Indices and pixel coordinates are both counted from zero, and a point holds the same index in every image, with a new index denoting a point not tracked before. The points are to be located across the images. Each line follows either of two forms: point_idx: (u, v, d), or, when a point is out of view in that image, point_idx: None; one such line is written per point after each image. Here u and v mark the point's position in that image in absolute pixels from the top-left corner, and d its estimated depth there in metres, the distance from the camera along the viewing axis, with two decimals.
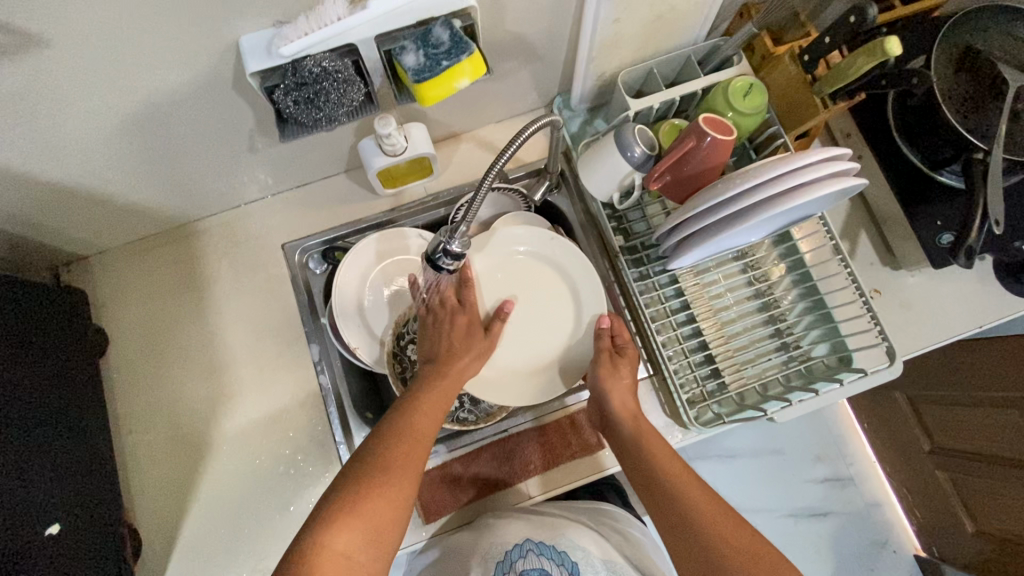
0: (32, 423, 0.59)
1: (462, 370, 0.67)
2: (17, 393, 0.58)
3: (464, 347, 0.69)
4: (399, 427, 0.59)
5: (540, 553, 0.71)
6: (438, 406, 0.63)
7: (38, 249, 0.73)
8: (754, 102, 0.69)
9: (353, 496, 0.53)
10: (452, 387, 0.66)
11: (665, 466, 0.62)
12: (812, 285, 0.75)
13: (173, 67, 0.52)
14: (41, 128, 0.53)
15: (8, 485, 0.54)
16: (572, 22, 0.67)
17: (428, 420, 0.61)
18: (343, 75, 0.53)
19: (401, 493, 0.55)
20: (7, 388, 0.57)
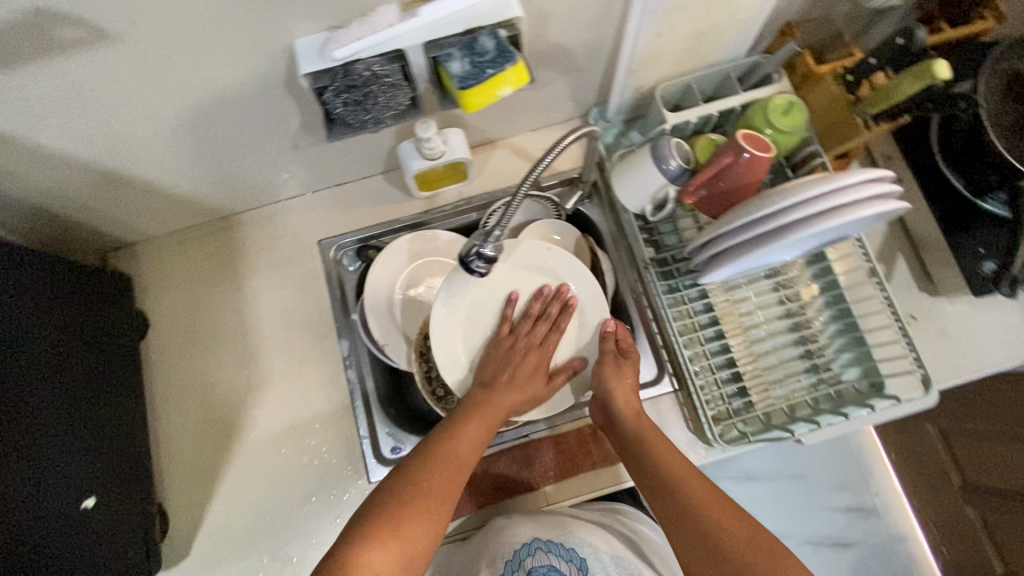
0: (75, 400, 0.62)
1: (508, 404, 0.68)
2: (62, 370, 0.61)
3: (523, 385, 0.69)
4: (436, 450, 0.60)
5: (549, 551, 0.70)
6: (480, 430, 0.63)
7: (89, 233, 0.77)
8: (795, 120, 0.69)
9: (388, 512, 0.54)
10: (498, 415, 0.66)
11: (667, 462, 0.62)
12: (847, 307, 0.75)
13: (230, 66, 0.54)
14: (104, 118, 0.56)
15: (50, 457, 0.57)
16: (613, 35, 0.68)
17: (472, 443, 0.62)
18: (391, 79, 0.55)
19: (435, 516, 0.55)
20: (53, 365, 0.60)
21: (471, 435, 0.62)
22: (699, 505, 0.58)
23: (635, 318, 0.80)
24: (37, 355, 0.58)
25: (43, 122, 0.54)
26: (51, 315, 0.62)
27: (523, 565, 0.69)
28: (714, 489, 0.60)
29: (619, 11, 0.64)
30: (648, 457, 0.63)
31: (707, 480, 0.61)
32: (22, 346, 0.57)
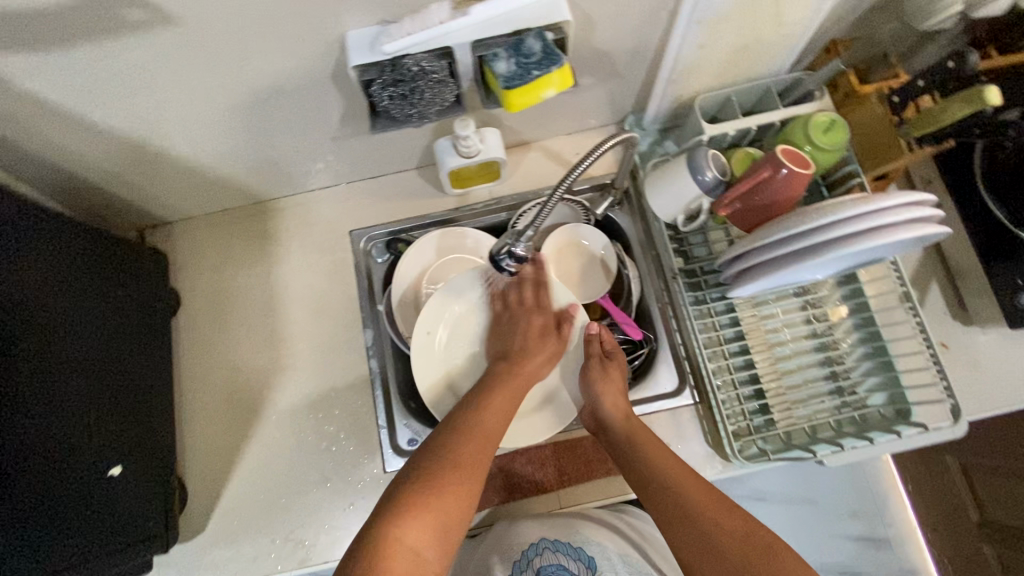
0: (107, 370, 0.64)
1: (530, 369, 0.69)
2: (96, 340, 0.63)
3: (540, 348, 0.71)
4: (461, 425, 0.59)
5: (557, 551, 0.69)
6: (501, 410, 0.63)
7: (130, 209, 0.79)
8: (836, 138, 0.68)
9: (418, 487, 0.52)
10: (522, 386, 0.67)
11: (661, 462, 0.61)
12: (875, 330, 0.74)
13: (282, 55, 0.56)
14: (158, 98, 0.58)
15: (81, 423, 0.59)
16: (656, 44, 0.68)
17: (495, 421, 0.61)
18: (438, 75, 0.56)
19: (468, 492, 0.54)
20: (89, 336, 0.62)
21: (494, 414, 0.62)
22: (693, 505, 0.57)
23: (659, 328, 0.80)
24: (77, 325, 0.60)
25: (99, 99, 0.56)
26: (91, 286, 0.64)
27: (531, 565, 0.68)
28: (710, 488, 0.58)
29: (664, 20, 0.64)
30: (642, 460, 0.62)
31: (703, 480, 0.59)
32: (64, 315, 0.59)
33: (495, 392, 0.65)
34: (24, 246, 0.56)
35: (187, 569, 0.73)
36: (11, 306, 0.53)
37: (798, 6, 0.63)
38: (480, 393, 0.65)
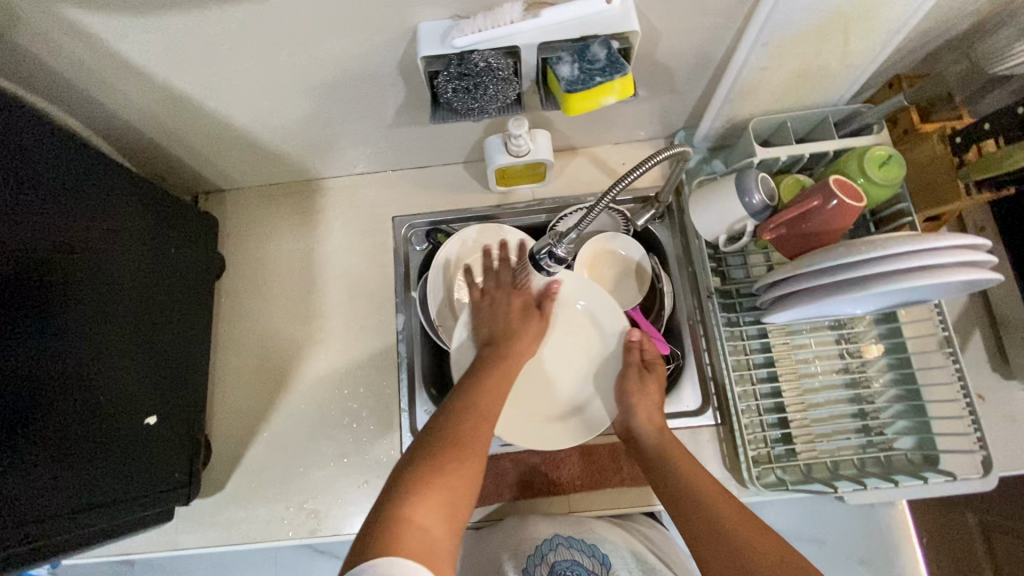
0: (155, 326, 0.68)
1: (519, 348, 0.70)
2: (147, 292, 0.67)
3: (530, 330, 0.72)
4: (464, 406, 0.60)
5: (571, 546, 0.70)
6: (496, 404, 0.62)
7: (188, 173, 0.83)
8: (891, 173, 0.67)
9: (426, 466, 0.52)
10: (516, 361, 0.68)
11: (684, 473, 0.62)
12: (910, 372, 0.73)
13: (355, 40, 0.58)
14: (233, 71, 0.61)
15: (125, 370, 0.62)
16: (717, 62, 0.68)
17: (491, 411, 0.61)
18: (503, 73, 0.58)
19: (470, 471, 0.54)
20: (141, 286, 0.66)
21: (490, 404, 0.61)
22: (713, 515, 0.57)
23: (687, 344, 0.80)
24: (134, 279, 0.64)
25: (179, 65, 0.59)
26: (147, 240, 0.68)
27: (545, 560, 0.68)
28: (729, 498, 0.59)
29: (729, 40, 0.64)
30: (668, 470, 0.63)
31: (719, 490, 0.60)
32: (122, 269, 0.63)
33: (489, 385, 0.63)
34: (92, 199, 0.59)
35: (203, 523, 0.75)
36: (76, 254, 0.56)
37: (868, 36, 0.62)
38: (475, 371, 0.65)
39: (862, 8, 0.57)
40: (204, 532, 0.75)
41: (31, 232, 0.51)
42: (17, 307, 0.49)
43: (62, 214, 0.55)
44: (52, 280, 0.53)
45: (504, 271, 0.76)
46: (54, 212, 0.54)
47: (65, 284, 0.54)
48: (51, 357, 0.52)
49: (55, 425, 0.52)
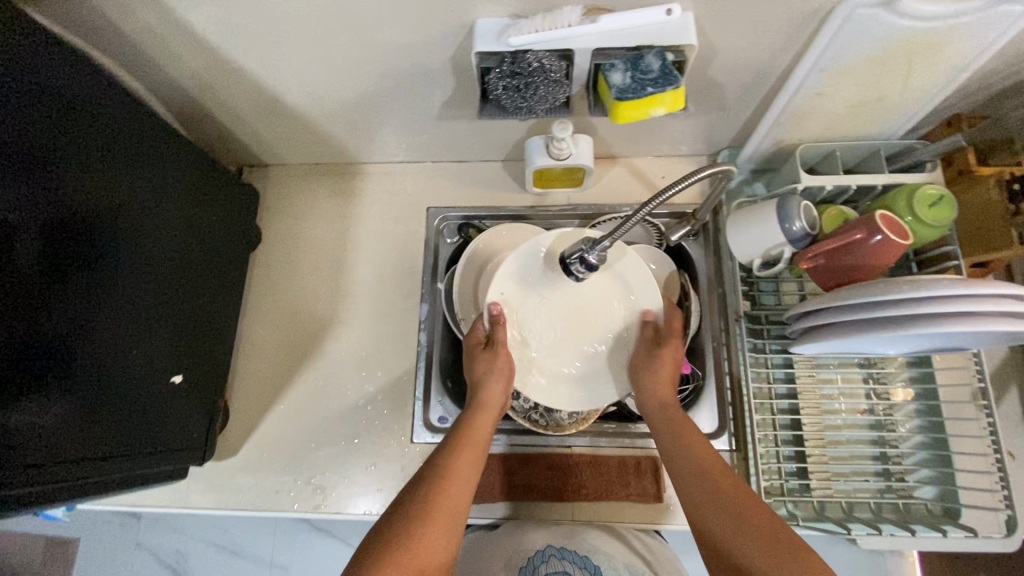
0: (188, 299, 0.70)
1: (488, 395, 0.67)
2: (183, 259, 0.69)
3: (498, 373, 0.68)
4: (434, 470, 0.60)
5: (563, 558, 0.68)
6: (469, 469, 0.61)
7: (236, 145, 0.85)
8: (941, 214, 0.65)
9: (391, 546, 0.52)
10: (491, 415, 0.68)
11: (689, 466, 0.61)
12: (939, 421, 0.70)
13: (413, 30, 0.59)
14: (294, 49, 0.63)
15: (155, 333, 0.64)
16: (770, 84, 0.67)
17: (463, 475, 0.60)
18: (555, 76, 0.58)
19: (436, 547, 0.54)
20: (179, 255, 0.68)
21: (462, 469, 0.60)
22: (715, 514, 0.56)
23: (709, 366, 0.79)
24: (176, 246, 0.67)
25: (241, 40, 0.61)
26: (188, 209, 0.70)
27: (536, 572, 0.67)
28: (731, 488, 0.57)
29: (784, 63, 0.63)
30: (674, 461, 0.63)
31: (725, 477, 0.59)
32: (167, 233, 0.65)
33: (461, 446, 0.63)
34: (146, 164, 0.62)
35: (213, 486, 0.77)
36: (123, 216, 0.58)
37: (930, 70, 0.61)
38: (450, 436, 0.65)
39: (927, 41, 0.56)
40: (214, 495, 0.77)
41: (84, 190, 0.54)
42: (64, 260, 0.51)
43: (111, 177, 0.57)
44: (99, 236, 0.55)
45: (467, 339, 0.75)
46: (109, 172, 0.57)
47: (111, 243, 0.57)
48: (90, 314, 0.55)
49: (90, 375, 0.55)
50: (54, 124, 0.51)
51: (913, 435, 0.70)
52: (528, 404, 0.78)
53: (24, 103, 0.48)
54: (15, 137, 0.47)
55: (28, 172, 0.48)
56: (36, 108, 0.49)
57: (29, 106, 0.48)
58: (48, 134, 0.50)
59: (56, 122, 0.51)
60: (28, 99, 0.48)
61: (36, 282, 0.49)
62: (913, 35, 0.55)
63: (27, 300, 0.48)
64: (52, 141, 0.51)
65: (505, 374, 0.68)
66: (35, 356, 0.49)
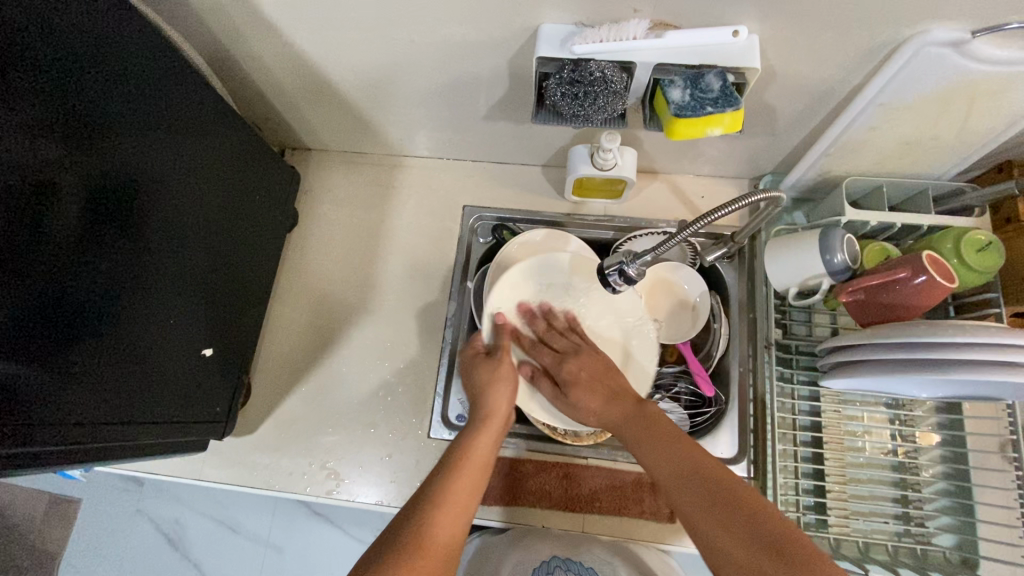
0: (218, 277, 0.70)
1: (495, 406, 0.66)
2: (217, 238, 0.69)
3: (506, 380, 0.68)
4: (433, 488, 0.57)
5: (568, 569, 0.70)
6: (470, 487, 0.58)
7: (282, 127, 0.86)
8: (987, 260, 0.64)
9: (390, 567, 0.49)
10: (496, 427, 0.65)
11: (664, 466, 0.55)
12: (964, 469, 0.69)
13: (477, 29, 0.59)
14: (356, 38, 0.63)
15: (181, 306, 0.64)
16: (823, 114, 0.67)
17: (466, 494, 0.57)
18: (616, 87, 0.57)
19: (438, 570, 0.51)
20: (214, 233, 0.68)
21: (462, 490, 0.57)
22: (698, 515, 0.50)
23: (733, 391, 0.78)
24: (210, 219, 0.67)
25: (305, 24, 0.62)
26: (229, 186, 0.70)
27: None
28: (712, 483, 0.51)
29: (841, 94, 0.63)
30: (650, 465, 0.57)
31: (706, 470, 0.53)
32: (199, 203, 0.64)
33: (462, 463, 0.60)
34: (186, 132, 0.61)
35: (228, 461, 0.78)
36: (163, 185, 0.58)
37: (990, 114, 0.60)
38: (451, 455, 0.62)
39: (992, 85, 0.55)
40: (228, 470, 0.77)
41: (128, 156, 0.53)
42: (105, 228, 0.51)
43: (155, 145, 0.56)
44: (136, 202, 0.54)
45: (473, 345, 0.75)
46: (147, 136, 0.55)
47: (147, 209, 0.56)
48: (121, 282, 0.54)
49: (120, 340, 0.55)
50: (101, 89, 0.50)
51: (937, 481, 0.69)
52: None
53: (73, 66, 0.48)
54: (57, 99, 0.46)
55: (76, 137, 0.48)
56: (82, 71, 0.49)
57: (77, 69, 0.48)
58: (101, 95, 0.50)
59: (105, 88, 0.51)
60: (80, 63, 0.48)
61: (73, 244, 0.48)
62: (978, 78, 0.55)
63: (67, 263, 0.48)
64: (102, 105, 0.50)
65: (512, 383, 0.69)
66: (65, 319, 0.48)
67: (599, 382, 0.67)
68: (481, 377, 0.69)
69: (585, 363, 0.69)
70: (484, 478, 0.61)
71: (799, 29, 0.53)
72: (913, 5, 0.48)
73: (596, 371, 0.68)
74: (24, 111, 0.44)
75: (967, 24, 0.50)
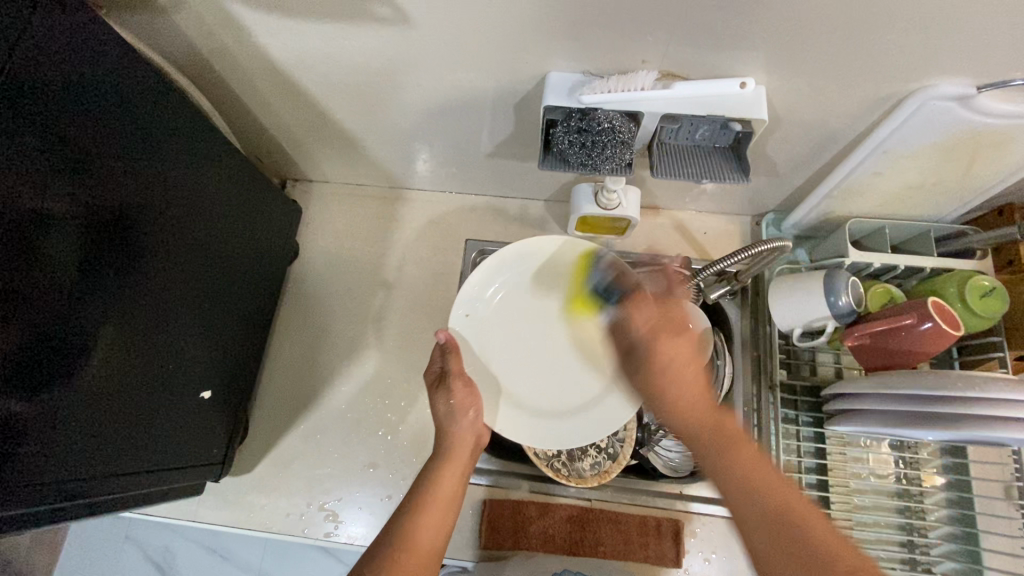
0: (217, 316, 0.70)
1: (459, 437, 0.63)
2: (216, 277, 0.68)
3: (466, 408, 0.64)
4: (400, 526, 0.56)
5: None
6: (436, 520, 0.57)
7: (284, 160, 0.86)
8: (991, 306, 0.64)
9: None
10: (462, 456, 0.63)
11: (729, 475, 0.48)
12: (971, 514, 0.69)
13: (485, 75, 0.59)
14: (362, 79, 0.63)
15: (181, 345, 0.63)
16: (827, 159, 0.67)
17: (432, 532, 0.56)
18: (623, 137, 0.57)
19: None
20: (212, 272, 0.67)
21: (427, 531, 0.56)
22: (774, 558, 0.44)
23: (738, 431, 0.77)
24: (206, 243, 0.65)
25: (311, 65, 0.62)
26: (228, 224, 0.69)
27: None
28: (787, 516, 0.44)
29: (844, 141, 0.63)
30: (719, 466, 0.49)
31: (803, 520, 0.44)
32: (189, 228, 0.61)
33: (433, 494, 0.59)
34: (183, 166, 0.59)
35: (223, 502, 0.76)
36: (160, 225, 0.57)
37: (992, 163, 0.61)
38: (423, 481, 0.60)
39: (994, 137, 0.56)
40: (225, 510, 0.76)
41: (127, 199, 0.52)
42: (100, 267, 0.50)
43: (155, 186, 0.55)
44: (126, 240, 0.52)
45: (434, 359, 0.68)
46: (138, 171, 0.53)
47: (146, 250, 0.55)
48: (122, 330, 0.54)
49: (111, 377, 0.53)
50: (101, 128, 0.48)
51: (943, 526, 0.69)
52: (550, 451, 0.75)
53: (79, 107, 0.46)
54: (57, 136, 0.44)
55: (79, 174, 0.46)
56: (85, 111, 0.46)
57: (81, 106, 0.46)
58: (109, 141, 0.49)
59: (110, 131, 0.49)
60: (86, 106, 0.46)
61: (70, 295, 0.47)
62: (978, 129, 0.55)
63: (60, 312, 0.46)
64: (109, 151, 0.49)
65: (475, 412, 0.64)
66: (56, 354, 0.46)
67: (687, 360, 0.57)
68: (439, 408, 0.64)
69: (677, 350, 0.58)
70: (451, 510, 0.59)
71: (807, 81, 0.54)
72: (919, 61, 0.49)
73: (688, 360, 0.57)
74: (25, 155, 0.42)
75: (972, 80, 0.50)
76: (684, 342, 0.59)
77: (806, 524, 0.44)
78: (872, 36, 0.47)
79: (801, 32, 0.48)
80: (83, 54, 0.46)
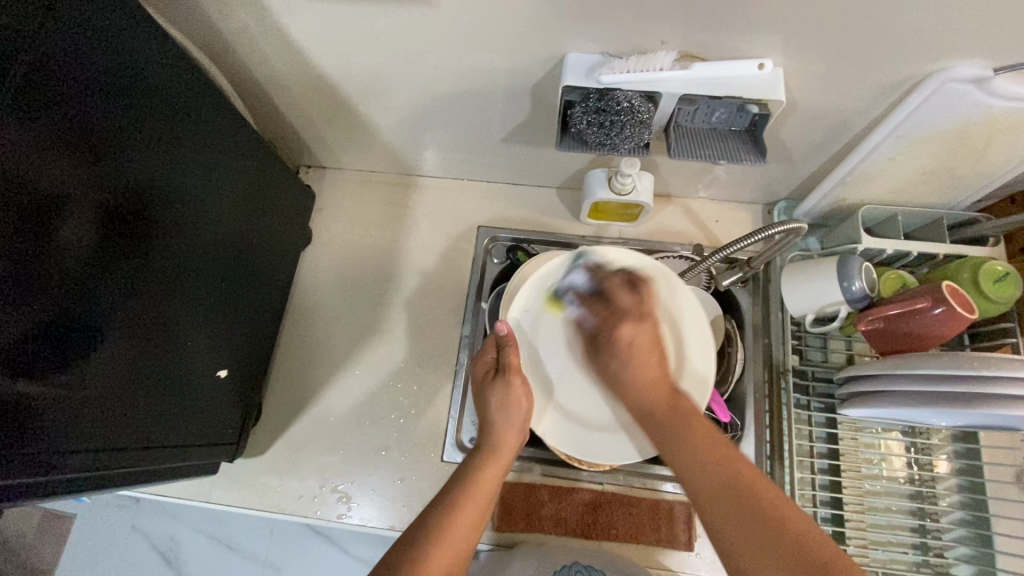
0: (233, 298, 0.70)
1: (506, 437, 0.64)
2: (232, 258, 0.68)
3: (518, 405, 0.65)
4: (436, 519, 0.55)
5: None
6: (473, 518, 0.57)
7: (298, 145, 0.87)
8: (1005, 291, 0.65)
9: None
10: (504, 458, 0.63)
11: (689, 459, 0.52)
12: (983, 500, 0.69)
13: (503, 57, 0.60)
14: (379, 61, 0.64)
15: (195, 325, 0.63)
16: (842, 144, 0.67)
17: (467, 527, 0.56)
18: (641, 117, 0.58)
19: None
20: (228, 254, 0.67)
21: (462, 530, 0.55)
22: (738, 538, 0.46)
23: (749, 416, 0.77)
24: (223, 224, 0.65)
25: (328, 47, 0.62)
26: (244, 206, 0.69)
27: None
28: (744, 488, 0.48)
29: (858, 126, 0.64)
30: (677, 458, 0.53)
31: (754, 490, 0.48)
32: (205, 209, 0.61)
33: (474, 490, 0.59)
34: (200, 147, 0.59)
35: (236, 484, 0.76)
36: (177, 205, 0.57)
37: (1008, 147, 0.61)
38: (466, 474, 0.61)
39: (1010, 120, 0.56)
40: (238, 492, 0.76)
41: (144, 178, 0.52)
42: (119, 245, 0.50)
43: (172, 164, 0.55)
44: (143, 220, 0.53)
45: (489, 351, 0.70)
46: (157, 151, 0.53)
47: (161, 229, 0.55)
48: (135, 309, 0.54)
49: (124, 356, 0.53)
50: (120, 108, 0.48)
51: (954, 511, 0.69)
52: None
53: (99, 86, 0.46)
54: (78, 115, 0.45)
55: (100, 157, 0.47)
56: (105, 91, 0.47)
57: (100, 85, 0.46)
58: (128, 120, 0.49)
59: (128, 111, 0.49)
60: (105, 85, 0.47)
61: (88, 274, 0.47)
62: (994, 113, 0.56)
63: (78, 291, 0.47)
64: (127, 129, 0.49)
65: (524, 417, 0.65)
66: (72, 332, 0.47)
67: (653, 350, 0.61)
68: (491, 398, 0.65)
69: (638, 331, 0.62)
70: (487, 510, 0.59)
71: (824, 63, 0.54)
72: (937, 42, 0.49)
73: (651, 346, 0.61)
74: (44, 133, 0.42)
75: (987, 61, 0.51)
76: (649, 326, 0.62)
77: (766, 500, 0.47)
78: (891, 16, 0.47)
79: (821, 13, 0.48)
80: (103, 34, 0.46)
